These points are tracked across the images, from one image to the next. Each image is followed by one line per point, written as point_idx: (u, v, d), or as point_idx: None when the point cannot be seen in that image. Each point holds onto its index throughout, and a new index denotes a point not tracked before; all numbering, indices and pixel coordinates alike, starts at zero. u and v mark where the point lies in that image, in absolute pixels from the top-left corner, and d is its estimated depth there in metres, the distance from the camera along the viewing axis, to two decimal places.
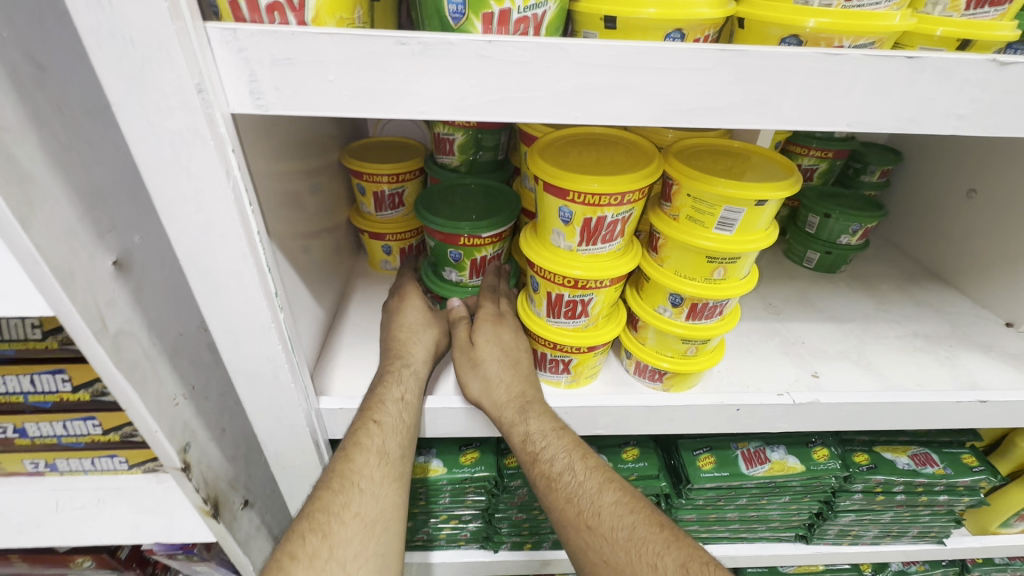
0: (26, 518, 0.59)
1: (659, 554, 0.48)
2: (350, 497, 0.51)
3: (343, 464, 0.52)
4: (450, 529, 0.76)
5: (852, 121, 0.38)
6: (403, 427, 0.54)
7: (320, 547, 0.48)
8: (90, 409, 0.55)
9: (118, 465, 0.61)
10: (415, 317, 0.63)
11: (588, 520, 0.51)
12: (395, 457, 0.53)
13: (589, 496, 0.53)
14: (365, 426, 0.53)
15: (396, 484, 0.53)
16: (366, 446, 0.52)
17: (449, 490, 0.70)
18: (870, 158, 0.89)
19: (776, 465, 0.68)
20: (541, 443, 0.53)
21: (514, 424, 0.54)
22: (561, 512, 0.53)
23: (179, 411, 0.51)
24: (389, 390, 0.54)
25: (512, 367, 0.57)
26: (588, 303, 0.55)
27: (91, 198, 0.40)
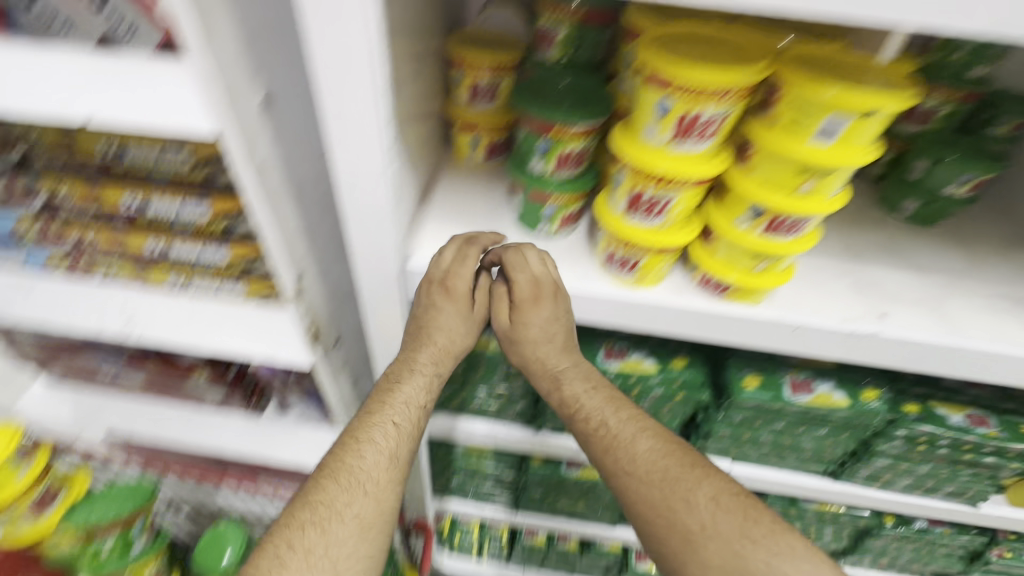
0: (165, 323, 0.74)
1: (691, 490, 0.64)
2: (352, 496, 0.65)
3: (354, 459, 0.66)
4: (498, 404, 0.85)
5: (994, 23, 0.36)
6: (411, 433, 0.70)
7: (318, 541, 0.61)
8: (220, 240, 0.65)
9: (235, 294, 0.71)
10: (443, 309, 0.66)
11: (625, 467, 0.66)
12: (402, 459, 0.68)
13: (625, 446, 0.67)
14: (381, 426, 0.68)
15: (395, 489, 0.68)
16: (377, 445, 0.67)
17: (504, 365, 0.78)
18: (1006, 106, 0.78)
19: (821, 397, 0.70)
20: (583, 399, 0.69)
21: (553, 389, 0.70)
22: (608, 456, 0.67)
23: (295, 246, 0.62)
24: (411, 396, 0.69)
25: (549, 341, 0.67)
26: (668, 202, 0.57)
27: (251, 37, 0.47)
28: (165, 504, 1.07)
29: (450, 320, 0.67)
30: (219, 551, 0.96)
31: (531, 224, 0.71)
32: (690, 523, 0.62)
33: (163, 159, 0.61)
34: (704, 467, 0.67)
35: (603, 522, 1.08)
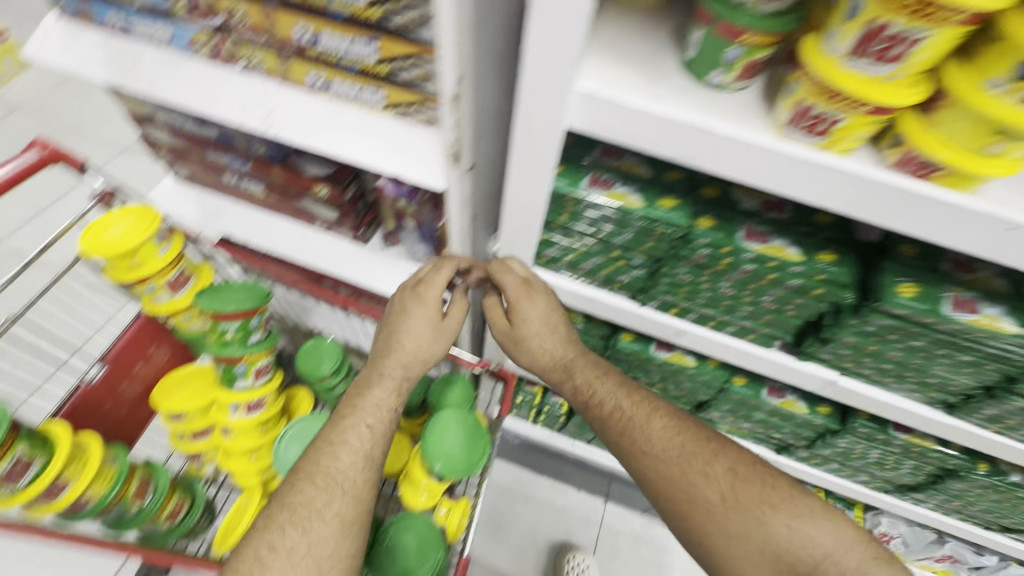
0: (307, 124, 0.75)
1: (709, 463, 0.81)
2: (331, 493, 0.74)
3: (332, 459, 0.77)
4: (616, 270, 0.87)
5: None
6: (384, 430, 0.82)
7: (299, 540, 0.69)
8: (375, 31, 0.65)
9: (375, 104, 0.74)
10: (416, 321, 0.88)
11: (642, 447, 0.83)
12: (376, 458, 0.80)
13: (640, 426, 0.84)
14: (355, 428, 0.81)
15: (370, 482, 0.77)
16: (351, 446, 0.79)
17: (635, 228, 0.77)
18: None
19: (983, 320, 0.68)
20: (598, 386, 0.88)
21: (564, 380, 0.91)
22: (625, 442, 0.84)
23: (461, 43, 0.58)
24: (377, 394, 0.84)
25: (551, 330, 0.90)
26: (916, 44, 0.48)
27: None
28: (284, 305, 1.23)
29: (421, 317, 0.88)
30: (318, 360, 1.15)
31: (701, 73, 0.61)
32: (709, 493, 0.79)
33: None
34: (715, 446, 0.83)
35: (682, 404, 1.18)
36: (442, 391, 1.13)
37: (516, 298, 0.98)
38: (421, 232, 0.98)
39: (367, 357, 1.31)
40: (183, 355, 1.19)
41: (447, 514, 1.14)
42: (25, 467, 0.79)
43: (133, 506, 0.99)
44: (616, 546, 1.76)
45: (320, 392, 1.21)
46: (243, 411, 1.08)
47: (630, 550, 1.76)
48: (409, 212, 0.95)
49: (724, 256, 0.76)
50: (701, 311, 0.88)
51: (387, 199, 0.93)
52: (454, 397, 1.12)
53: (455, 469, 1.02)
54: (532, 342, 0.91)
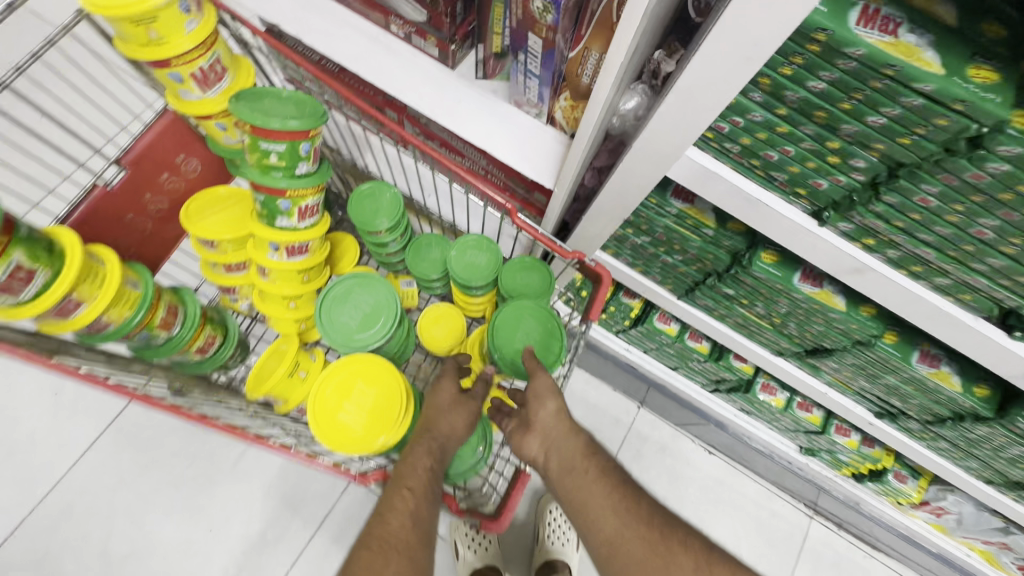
0: None
1: (686, 538, 0.70)
2: (387, 559, 0.65)
3: (382, 527, 0.69)
4: (812, 170, 0.61)
5: None
6: (427, 492, 0.73)
7: None
8: None
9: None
10: (444, 399, 0.81)
11: (624, 506, 0.72)
12: (425, 519, 0.71)
13: (619, 504, 0.72)
14: (399, 492, 0.72)
15: (424, 547, 0.69)
16: (398, 511, 0.71)
17: (905, 108, 0.49)
18: None
19: None
20: (581, 448, 0.79)
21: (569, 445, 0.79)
22: (606, 498, 0.73)
23: None
24: (420, 459, 0.75)
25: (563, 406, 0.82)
26: None
27: None
28: (338, 129, 0.99)
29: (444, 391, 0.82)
30: (375, 210, 0.96)
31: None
32: (687, 564, 0.66)
33: None
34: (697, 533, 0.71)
35: (789, 342, 0.98)
36: (516, 275, 0.95)
37: (647, 184, 0.72)
38: (545, 60, 0.69)
39: (426, 215, 1.11)
40: (215, 172, 1.00)
41: None
42: (26, 276, 0.65)
43: (160, 335, 0.88)
44: (641, 450, 1.73)
45: (371, 246, 1.04)
46: (283, 254, 0.91)
47: (653, 456, 1.73)
48: (541, 25, 0.66)
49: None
50: (910, 250, 0.63)
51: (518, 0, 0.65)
52: (530, 285, 0.94)
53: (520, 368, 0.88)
54: (547, 411, 0.81)
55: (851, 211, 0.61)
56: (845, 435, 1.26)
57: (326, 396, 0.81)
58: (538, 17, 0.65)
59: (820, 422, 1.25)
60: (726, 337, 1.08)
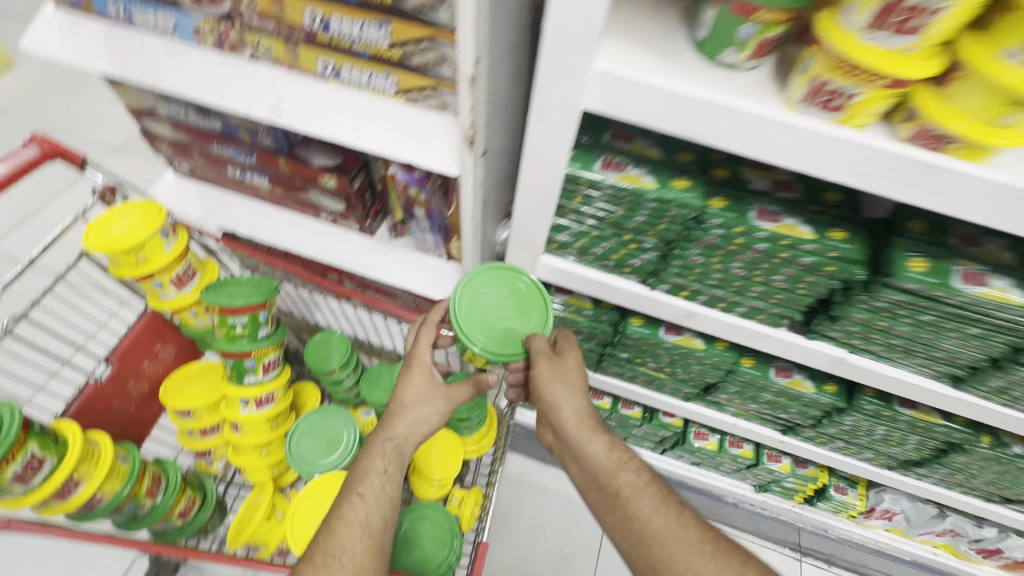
0: (314, 111, 0.71)
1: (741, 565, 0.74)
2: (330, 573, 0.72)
3: (329, 539, 0.76)
4: (625, 255, 0.86)
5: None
6: (379, 500, 0.81)
7: None
8: (389, 14, 0.63)
9: (381, 41, 0.65)
10: (411, 391, 0.87)
11: (673, 532, 0.77)
12: (375, 526, 0.78)
13: (659, 517, 0.78)
14: (349, 501, 0.80)
15: (370, 556, 0.76)
16: (349, 519, 0.78)
17: (648, 211, 0.76)
18: None
19: (993, 293, 0.68)
20: (620, 467, 0.83)
21: (589, 447, 0.84)
22: (649, 522, 0.78)
23: (485, 24, 0.54)
24: (373, 463, 0.83)
25: (573, 393, 0.86)
26: (937, 12, 0.48)
27: None
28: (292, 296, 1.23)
29: (417, 380, 0.88)
30: (328, 354, 1.16)
31: (713, 54, 0.64)
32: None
33: None
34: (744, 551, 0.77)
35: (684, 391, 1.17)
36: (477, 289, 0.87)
37: None
38: (429, 221, 0.97)
39: (376, 352, 1.32)
40: (187, 352, 1.18)
41: (458, 503, 1.17)
42: (37, 465, 0.79)
43: (146, 504, 0.99)
44: None
45: (328, 385, 1.21)
46: (253, 406, 1.07)
47: None
48: (419, 201, 0.94)
49: (737, 235, 0.75)
50: (712, 293, 0.87)
51: (400, 191, 0.94)
52: (491, 290, 0.88)
53: (517, 334, 0.85)
54: (560, 411, 0.86)
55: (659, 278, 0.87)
56: (778, 462, 1.41)
57: (303, 509, 0.95)
58: (416, 197, 0.94)
59: (753, 454, 1.41)
60: (642, 396, 1.28)
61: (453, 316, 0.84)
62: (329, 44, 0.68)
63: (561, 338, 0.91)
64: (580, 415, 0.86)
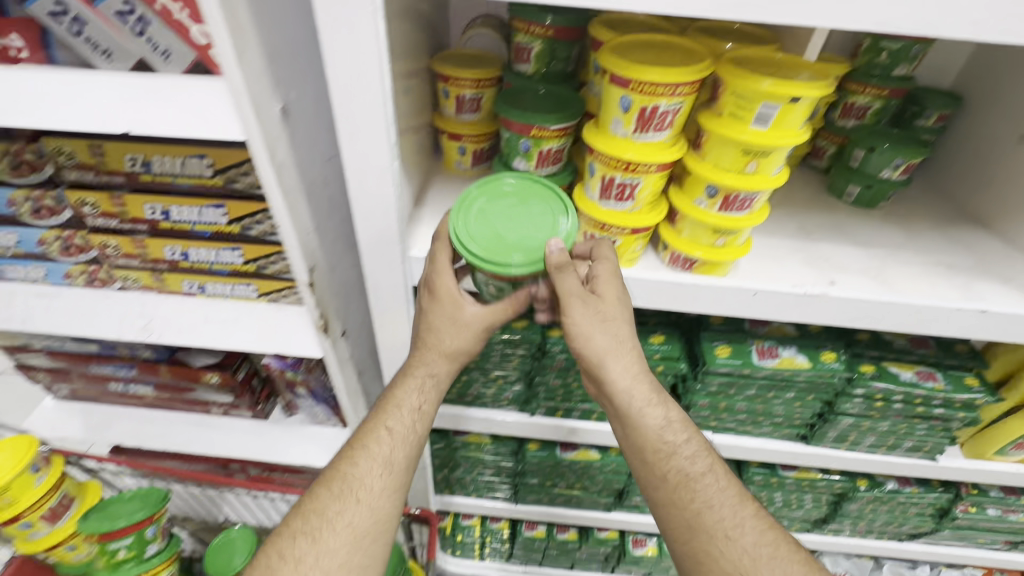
0: (185, 324, 0.77)
1: (800, 575, 0.63)
2: (344, 506, 0.70)
3: (347, 469, 0.71)
4: (495, 389, 0.90)
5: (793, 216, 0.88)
6: (407, 438, 0.73)
7: (309, 550, 0.67)
8: (236, 241, 0.70)
9: (236, 259, 0.72)
10: (439, 318, 0.67)
11: (728, 529, 0.66)
12: (396, 468, 0.72)
13: (715, 504, 0.68)
14: (376, 435, 0.73)
15: (390, 496, 0.72)
16: (372, 452, 0.72)
17: (499, 351, 0.83)
18: (901, 149, 0.85)
19: (785, 361, 0.78)
20: (683, 445, 0.70)
21: (643, 419, 0.68)
22: (700, 515, 0.67)
23: (311, 241, 0.64)
24: (406, 397, 0.72)
25: (616, 340, 0.66)
26: (635, 187, 0.64)
27: (274, 55, 0.52)
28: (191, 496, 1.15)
29: (444, 313, 0.67)
30: (229, 555, 1.07)
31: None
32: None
33: (182, 169, 0.65)
34: (804, 555, 0.66)
35: (598, 507, 1.15)
36: (470, 215, 0.64)
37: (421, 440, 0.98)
38: (315, 396, 0.93)
39: None
40: None
41: None
42: None
43: None
44: None
45: None
46: None
47: None
48: (298, 381, 0.90)
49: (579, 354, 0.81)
50: (583, 407, 0.90)
51: (276, 375, 0.89)
52: (487, 211, 0.65)
53: (540, 240, 0.63)
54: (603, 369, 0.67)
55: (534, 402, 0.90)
56: None
57: None
58: (293, 378, 0.89)
59: None
60: (556, 514, 1.17)
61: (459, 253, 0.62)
62: (191, 268, 0.75)
63: (594, 266, 0.65)
64: (632, 380, 0.68)
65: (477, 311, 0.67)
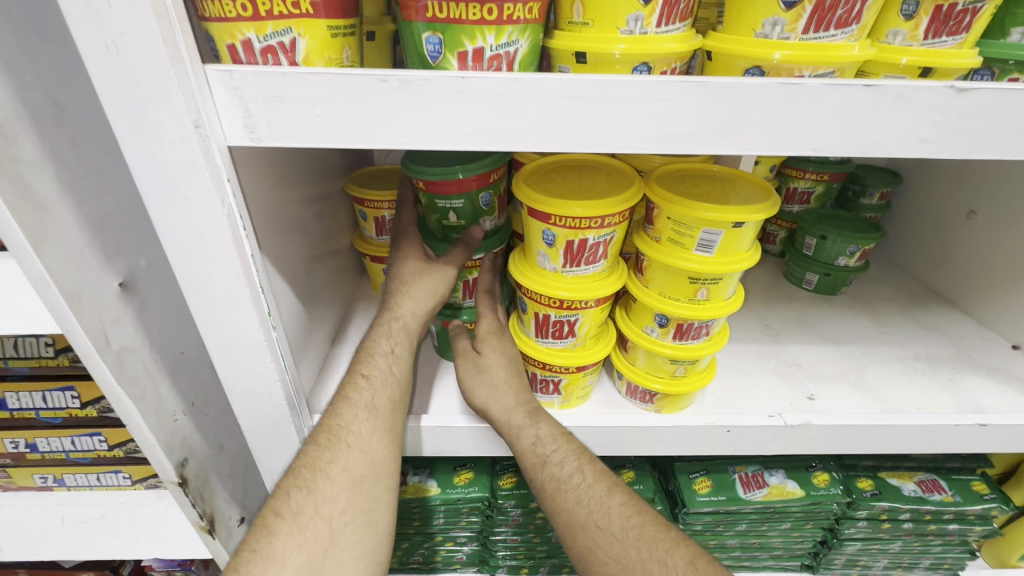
0: (33, 531, 0.60)
1: (666, 552, 0.48)
2: (336, 453, 0.49)
3: (331, 418, 0.51)
4: (445, 552, 0.75)
5: (759, 313, 0.81)
6: (390, 381, 0.54)
7: (305, 503, 0.47)
8: (96, 425, 0.57)
9: (98, 446, 0.58)
10: (411, 268, 0.59)
11: (596, 520, 0.51)
12: (386, 411, 0.52)
13: (598, 499, 0.52)
14: (353, 382, 0.53)
15: (386, 439, 0.51)
16: (353, 404, 0.51)
17: (443, 512, 0.69)
18: (853, 236, 0.81)
19: (775, 490, 0.67)
20: (556, 442, 0.53)
21: (523, 428, 0.54)
22: (570, 514, 0.52)
23: (180, 426, 0.51)
24: (378, 342, 0.56)
25: (517, 376, 0.57)
26: (575, 323, 0.55)
27: (101, 225, 0.41)
28: None
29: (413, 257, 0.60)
30: None
31: (448, 352, 0.67)
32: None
33: (17, 351, 0.52)
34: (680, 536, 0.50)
35: None
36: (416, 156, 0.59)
37: None
38: None
39: None
40: None
41: None
42: None
43: None
44: None
45: None
46: None
47: None
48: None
49: (536, 508, 0.69)
50: (553, 560, 0.76)
51: None
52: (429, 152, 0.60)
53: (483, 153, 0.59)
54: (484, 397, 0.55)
55: (492, 564, 0.75)
56: None
57: None
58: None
59: None
60: None
61: (413, 172, 0.55)
62: (42, 460, 0.59)
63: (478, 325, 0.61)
64: (503, 412, 0.54)
65: (448, 264, 0.58)
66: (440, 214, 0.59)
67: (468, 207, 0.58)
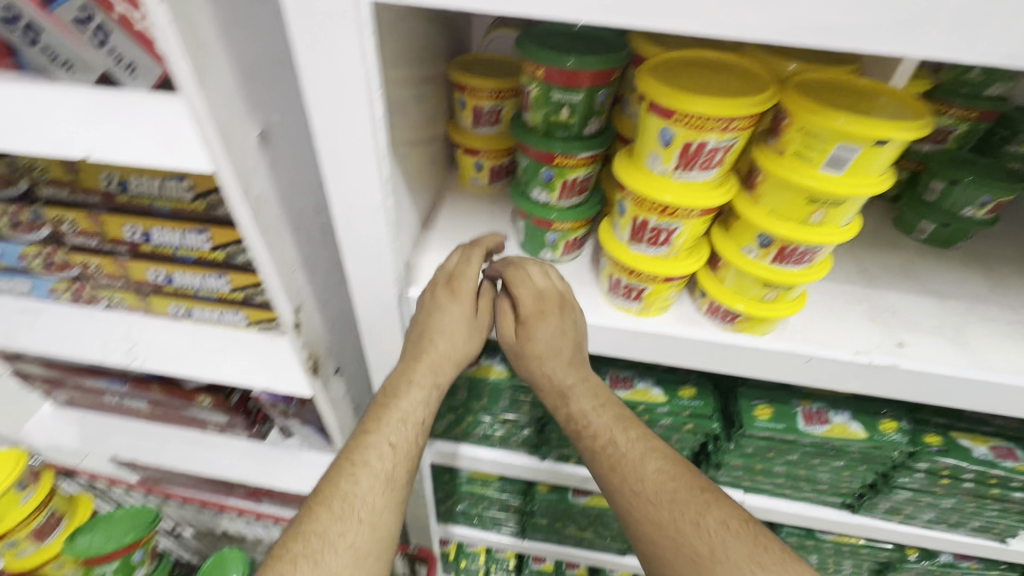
0: (167, 349, 0.71)
1: (699, 513, 0.56)
2: (346, 527, 0.57)
3: (348, 488, 0.59)
4: (503, 432, 0.82)
5: (858, 256, 0.76)
6: (408, 453, 0.62)
7: (309, 572, 0.53)
8: (222, 267, 0.64)
9: (222, 287, 0.66)
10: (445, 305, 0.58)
11: (632, 485, 0.58)
12: (400, 484, 0.61)
13: (632, 463, 0.59)
14: (378, 450, 0.60)
15: (392, 513, 0.60)
16: (373, 469, 0.60)
17: (509, 395, 0.74)
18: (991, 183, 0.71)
19: (836, 428, 0.68)
20: (592, 416, 0.62)
21: (563, 403, 0.63)
22: (608, 477, 0.60)
23: (295, 278, 0.57)
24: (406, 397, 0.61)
25: (558, 355, 0.61)
26: (673, 232, 0.54)
27: (250, 72, 0.44)
28: (168, 527, 1.13)
29: (446, 310, 0.58)
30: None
31: (534, 252, 0.67)
32: (699, 545, 0.54)
33: (161, 192, 0.59)
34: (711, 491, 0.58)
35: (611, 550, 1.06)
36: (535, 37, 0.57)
37: (421, 476, 0.93)
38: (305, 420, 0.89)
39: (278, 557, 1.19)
40: None
41: None
42: None
43: None
44: None
45: None
46: None
47: None
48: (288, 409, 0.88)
49: None
50: None
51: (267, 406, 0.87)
52: (548, 34, 0.58)
53: (604, 41, 0.56)
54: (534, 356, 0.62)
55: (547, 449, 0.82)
56: None
57: None
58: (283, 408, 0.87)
59: None
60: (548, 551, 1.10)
61: (535, 51, 0.54)
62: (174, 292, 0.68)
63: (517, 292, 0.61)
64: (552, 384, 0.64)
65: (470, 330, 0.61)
66: (553, 107, 0.57)
67: (584, 100, 0.56)
